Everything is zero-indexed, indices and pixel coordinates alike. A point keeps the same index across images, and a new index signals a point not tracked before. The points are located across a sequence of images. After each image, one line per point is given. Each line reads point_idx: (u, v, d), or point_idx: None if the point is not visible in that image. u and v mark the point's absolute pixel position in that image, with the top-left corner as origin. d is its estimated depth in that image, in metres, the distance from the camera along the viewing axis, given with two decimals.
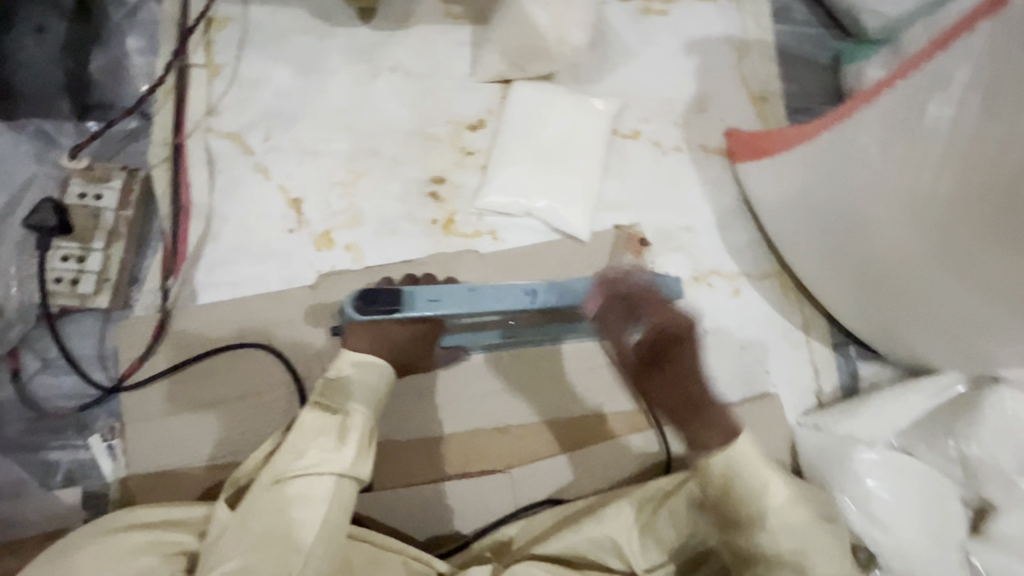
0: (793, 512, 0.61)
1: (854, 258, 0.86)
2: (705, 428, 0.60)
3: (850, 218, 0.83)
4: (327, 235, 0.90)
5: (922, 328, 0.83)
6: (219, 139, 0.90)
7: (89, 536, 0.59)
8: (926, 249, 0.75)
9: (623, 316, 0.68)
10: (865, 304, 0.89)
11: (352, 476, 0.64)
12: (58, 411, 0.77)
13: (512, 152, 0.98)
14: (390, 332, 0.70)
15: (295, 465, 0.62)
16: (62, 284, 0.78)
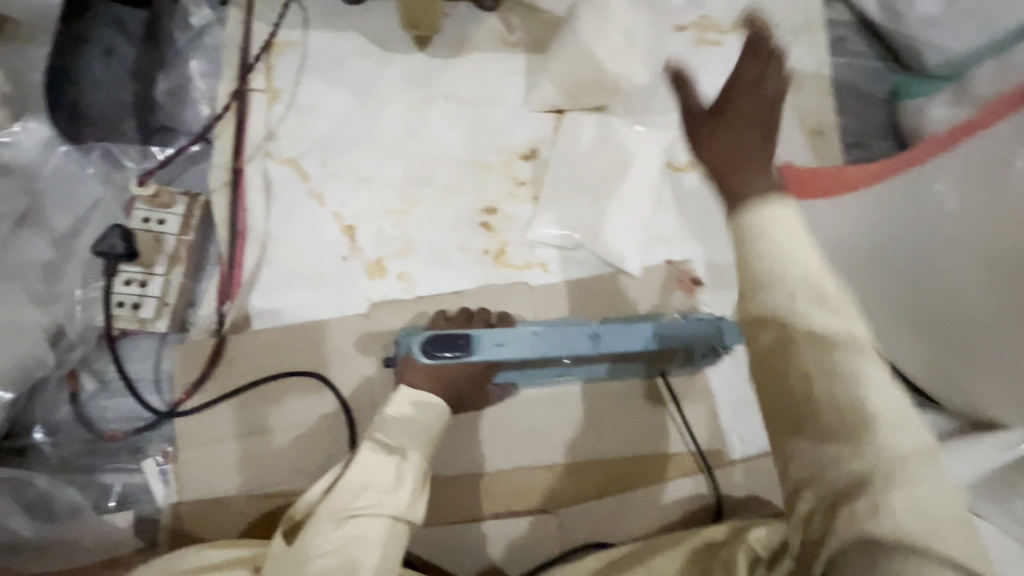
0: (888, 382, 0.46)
1: (923, 308, 0.82)
2: (741, 190, 0.54)
3: (921, 267, 0.80)
4: (379, 263, 0.90)
5: (984, 385, 0.79)
6: (277, 164, 0.90)
7: None
8: (1001, 306, 0.71)
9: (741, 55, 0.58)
10: (933, 357, 0.85)
11: (406, 517, 0.62)
12: (112, 433, 0.77)
13: (565, 184, 0.97)
14: (454, 374, 0.68)
15: (352, 504, 0.61)
16: (124, 309, 0.78)
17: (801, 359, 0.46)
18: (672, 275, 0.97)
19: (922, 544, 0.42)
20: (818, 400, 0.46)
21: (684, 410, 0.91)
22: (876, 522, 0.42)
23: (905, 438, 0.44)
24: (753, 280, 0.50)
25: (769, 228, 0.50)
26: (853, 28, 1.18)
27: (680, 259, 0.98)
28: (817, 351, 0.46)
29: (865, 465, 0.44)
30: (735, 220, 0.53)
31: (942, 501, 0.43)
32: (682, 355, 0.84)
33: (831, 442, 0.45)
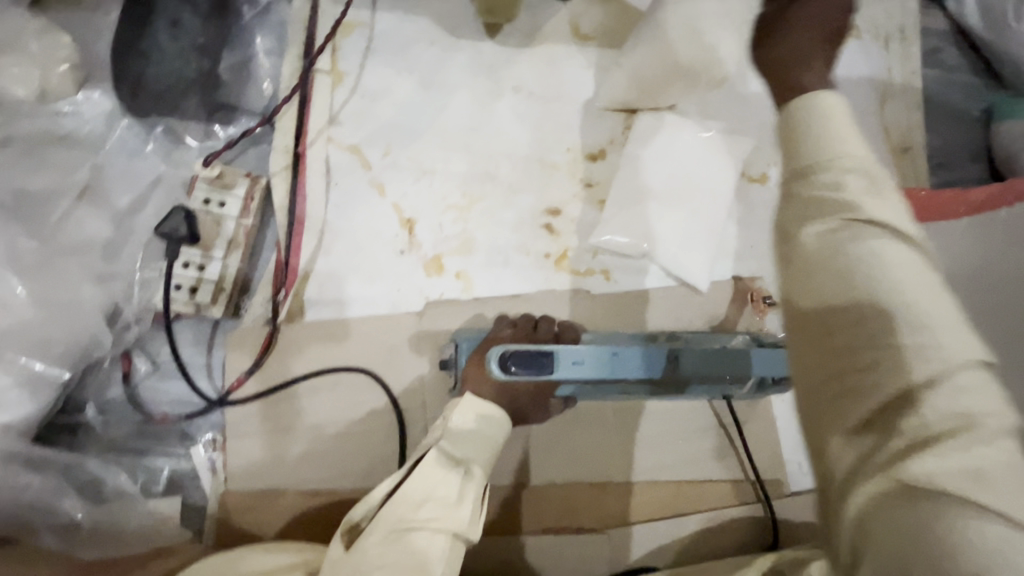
0: (921, 277, 0.41)
1: None
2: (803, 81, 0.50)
3: None
4: (437, 260, 0.86)
5: None
6: (338, 150, 0.87)
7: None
8: None
9: None
10: None
11: (465, 537, 0.59)
12: (163, 417, 0.76)
13: (633, 188, 0.92)
14: (519, 390, 0.66)
15: (414, 516, 0.57)
16: (181, 291, 0.76)
17: (842, 248, 0.42)
18: (740, 292, 0.92)
19: (963, 487, 0.37)
20: (853, 295, 0.42)
21: (745, 436, 0.87)
22: (908, 466, 0.38)
23: (957, 343, 0.39)
24: (796, 149, 0.47)
25: (823, 105, 0.47)
26: (950, 37, 1.09)
27: (749, 276, 0.93)
28: (860, 230, 0.43)
29: (899, 380, 0.40)
30: (786, 107, 0.49)
31: (995, 449, 0.37)
32: (754, 382, 0.78)
33: (865, 345, 0.41)
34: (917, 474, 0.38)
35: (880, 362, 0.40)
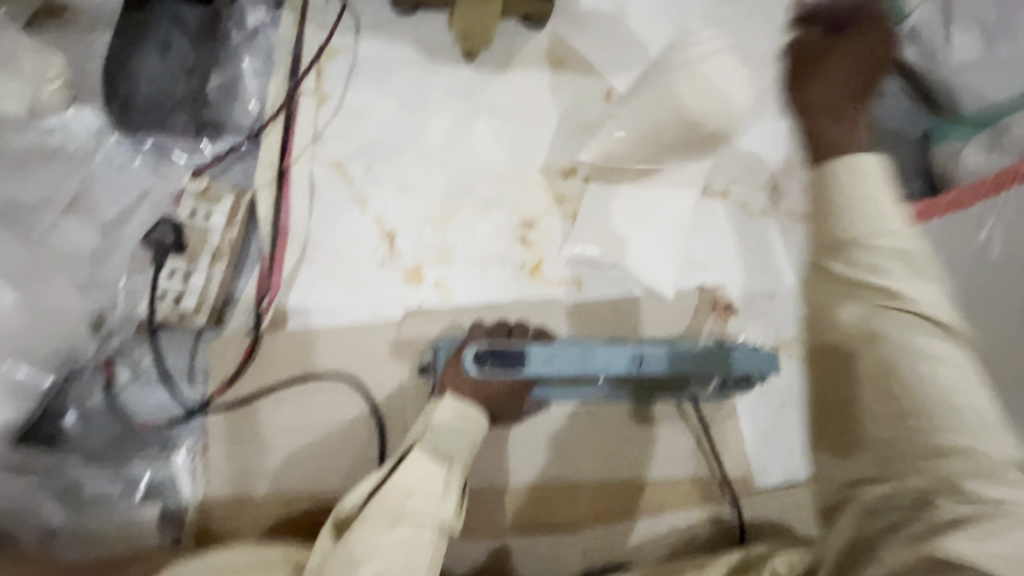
0: (958, 379, 0.47)
1: None
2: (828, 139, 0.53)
3: None
4: (417, 271, 0.90)
5: None
6: (322, 166, 0.91)
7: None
8: None
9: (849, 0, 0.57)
10: None
11: (448, 526, 0.62)
12: (144, 424, 0.77)
13: (603, 203, 0.98)
14: (490, 385, 0.69)
15: (403, 506, 0.61)
16: (165, 300, 0.79)
17: (884, 335, 0.49)
18: (704, 300, 0.97)
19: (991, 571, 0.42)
20: (896, 381, 0.48)
21: (712, 436, 0.91)
22: (942, 544, 0.44)
23: (992, 445, 0.45)
24: (838, 226, 0.52)
25: (872, 183, 0.51)
26: None
27: (712, 285, 0.99)
28: (908, 325, 0.49)
29: (930, 466, 0.46)
30: (821, 168, 0.53)
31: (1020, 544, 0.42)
32: (715, 385, 0.84)
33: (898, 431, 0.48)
34: (951, 549, 0.43)
35: (934, 456, 0.46)
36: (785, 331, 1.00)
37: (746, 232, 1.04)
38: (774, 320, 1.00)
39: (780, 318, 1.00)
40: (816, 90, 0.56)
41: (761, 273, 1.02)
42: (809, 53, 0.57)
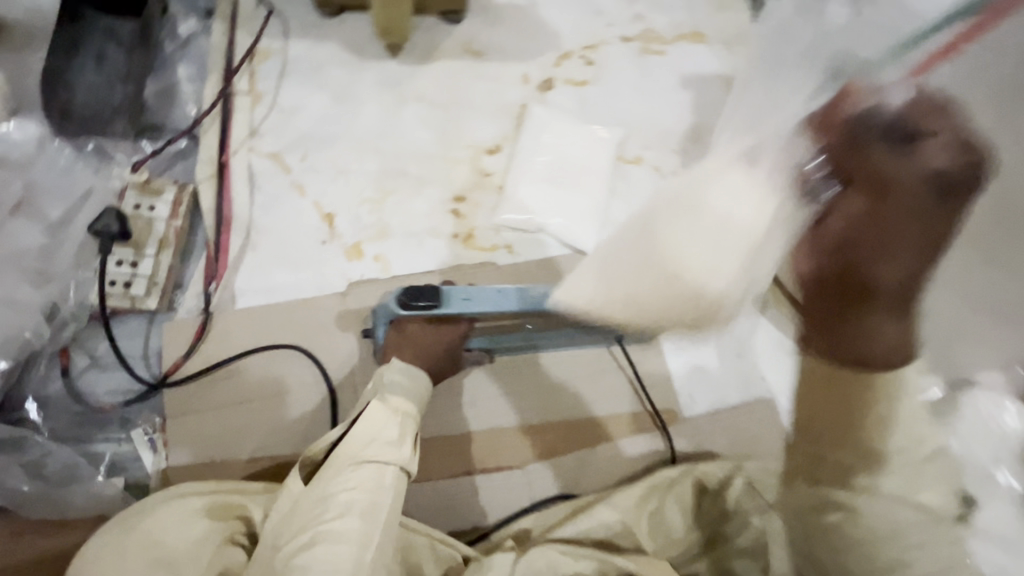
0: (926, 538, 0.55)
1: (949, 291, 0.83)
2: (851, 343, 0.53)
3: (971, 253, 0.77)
4: (357, 247, 0.97)
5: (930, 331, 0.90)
6: (260, 158, 0.98)
7: (163, 498, 0.65)
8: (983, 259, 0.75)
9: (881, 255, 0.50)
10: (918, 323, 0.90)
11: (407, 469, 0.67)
12: (102, 405, 0.82)
13: (527, 174, 1.07)
14: (430, 347, 0.80)
15: (364, 451, 0.66)
16: (117, 286, 0.84)
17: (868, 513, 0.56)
18: None
19: None
20: (882, 557, 0.55)
21: (641, 373, 1.01)
22: None
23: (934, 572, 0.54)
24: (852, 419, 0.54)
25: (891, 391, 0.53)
26: None
27: None
28: (907, 474, 0.56)
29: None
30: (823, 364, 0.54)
31: None
32: None
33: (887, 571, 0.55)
34: None
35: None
36: None
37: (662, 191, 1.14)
38: None
39: None
40: (890, 268, 0.50)
41: None
42: (867, 234, 0.51)
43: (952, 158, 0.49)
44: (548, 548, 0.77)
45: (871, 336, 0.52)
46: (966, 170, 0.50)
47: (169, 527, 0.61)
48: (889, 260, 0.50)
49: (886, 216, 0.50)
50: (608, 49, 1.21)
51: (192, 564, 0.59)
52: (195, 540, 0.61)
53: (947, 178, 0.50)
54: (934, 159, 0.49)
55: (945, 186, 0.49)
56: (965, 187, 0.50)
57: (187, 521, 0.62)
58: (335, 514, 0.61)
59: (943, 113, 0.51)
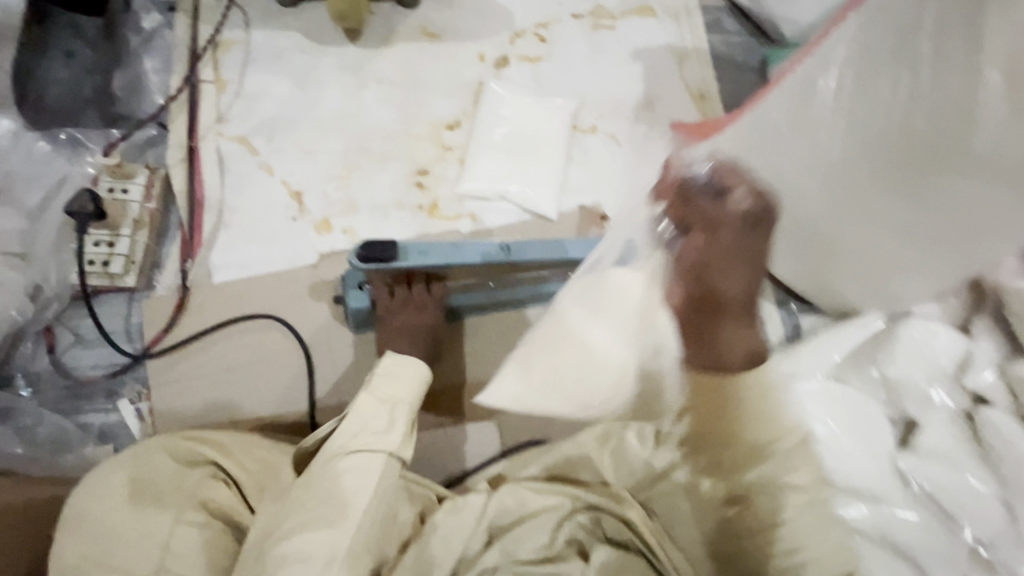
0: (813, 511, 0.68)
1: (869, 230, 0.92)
2: (722, 349, 0.65)
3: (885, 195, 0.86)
4: (325, 221, 1.02)
5: (850, 272, 1.00)
6: (228, 142, 1.02)
7: (160, 445, 0.70)
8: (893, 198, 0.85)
9: (722, 273, 0.66)
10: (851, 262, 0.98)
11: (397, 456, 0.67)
12: (88, 379, 0.86)
13: (486, 145, 1.12)
14: (412, 323, 0.88)
15: (352, 442, 0.66)
16: (95, 265, 0.88)
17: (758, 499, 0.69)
18: (585, 217, 1.13)
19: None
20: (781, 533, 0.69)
21: None
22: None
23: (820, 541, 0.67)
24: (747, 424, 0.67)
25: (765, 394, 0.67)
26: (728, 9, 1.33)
27: (591, 204, 1.14)
28: (779, 460, 0.68)
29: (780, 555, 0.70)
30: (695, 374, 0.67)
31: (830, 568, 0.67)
32: None
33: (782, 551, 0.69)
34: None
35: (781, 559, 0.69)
36: None
37: (618, 158, 1.20)
38: None
39: None
40: (728, 274, 0.66)
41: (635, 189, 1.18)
42: (705, 262, 0.67)
43: (747, 202, 0.69)
44: (517, 487, 0.82)
45: (721, 335, 0.66)
46: (758, 212, 0.69)
47: (163, 470, 0.68)
48: (726, 274, 0.66)
49: (714, 251, 0.67)
50: (560, 26, 1.26)
51: (179, 502, 0.66)
52: (181, 484, 0.68)
53: (751, 212, 0.69)
54: (740, 205, 0.70)
55: (748, 218, 0.68)
56: (765, 220, 0.69)
57: (179, 468, 0.69)
58: (317, 498, 0.63)
59: (746, 179, 0.73)
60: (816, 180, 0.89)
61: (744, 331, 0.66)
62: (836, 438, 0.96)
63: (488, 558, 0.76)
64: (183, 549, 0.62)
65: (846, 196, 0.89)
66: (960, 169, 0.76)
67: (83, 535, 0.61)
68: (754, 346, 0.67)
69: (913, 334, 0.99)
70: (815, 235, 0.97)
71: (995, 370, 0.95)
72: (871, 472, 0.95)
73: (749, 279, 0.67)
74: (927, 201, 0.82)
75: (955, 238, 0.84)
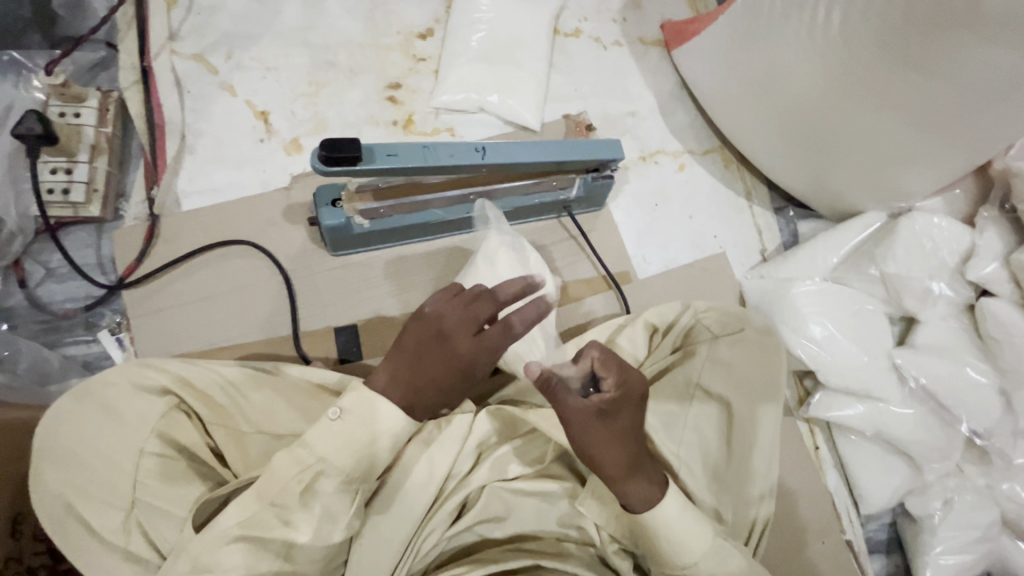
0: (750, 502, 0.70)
1: (875, 122, 0.85)
2: (629, 494, 0.69)
3: (892, 75, 0.79)
4: (296, 141, 0.97)
5: (853, 171, 0.94)
6: (183, 60, 0.96)
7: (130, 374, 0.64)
8: (902, 78, 0.78)
9: (616, 440, 0.68)
10: (852, 159, 0.92)
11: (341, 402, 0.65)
12: (65, 311, 0.85)
13: (461, 53, 1.04)
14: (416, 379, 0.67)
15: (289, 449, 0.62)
16: (55, 194, 0.84)
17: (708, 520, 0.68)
18: (570, 126, 1.06)
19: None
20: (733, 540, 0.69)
21: (593, 240, 1.03)
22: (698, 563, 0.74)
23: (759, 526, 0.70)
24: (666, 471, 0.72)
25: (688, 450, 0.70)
26: None
27: (576, 113, 1.08)
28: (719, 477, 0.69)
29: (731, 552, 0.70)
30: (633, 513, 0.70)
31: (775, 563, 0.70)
32: (579, 180, 0.93)
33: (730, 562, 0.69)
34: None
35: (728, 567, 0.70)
36: (650, 144, 1.11)
37: (603, 63, 1.13)
38: (639, 135, 1.11)
39: (644, 132, 1.11)
40: (610, 459, 0.67)
41: (623, 96, 1.12)
42: (595, 440, 0.67)
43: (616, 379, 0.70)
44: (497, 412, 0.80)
45: (623, 494, 0.69)
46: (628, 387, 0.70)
47: (129, 401, 0.63)
48: (613, 447, 0.67)
49: (598, 429, 0.67)
50: None
51: (142, 436, 0.62)
52: (143, 418, 0.63)
53: (616, 396, 0.69)
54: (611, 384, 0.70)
55: (603, 410, 0.67)
56: (624, 400, 0.69)
57: (138, 400, 0.64)
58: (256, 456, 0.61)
59: (616, 361, 0.71)
60: (815, 60, 0.86)
61: (639, 495, 0.69)
62: (832, 340, 0.95)
63: (478, 475, 0.78)
64: (156, 480, 0.62)
65: (850, 75, 0.83)
66: (970, 30, 0.69)
67: (51, 466, 0.59)
68: (651, 496, 0.69)
69: (916, 227, 0.94)
70: (823, 123, 0.91)
71: (999, 261, 0.92)
72: (867, 371, 0.94)
73: (631, 453, 0.69)
74: (932, 71, 0.75)
75: (967, 110, 0.77)
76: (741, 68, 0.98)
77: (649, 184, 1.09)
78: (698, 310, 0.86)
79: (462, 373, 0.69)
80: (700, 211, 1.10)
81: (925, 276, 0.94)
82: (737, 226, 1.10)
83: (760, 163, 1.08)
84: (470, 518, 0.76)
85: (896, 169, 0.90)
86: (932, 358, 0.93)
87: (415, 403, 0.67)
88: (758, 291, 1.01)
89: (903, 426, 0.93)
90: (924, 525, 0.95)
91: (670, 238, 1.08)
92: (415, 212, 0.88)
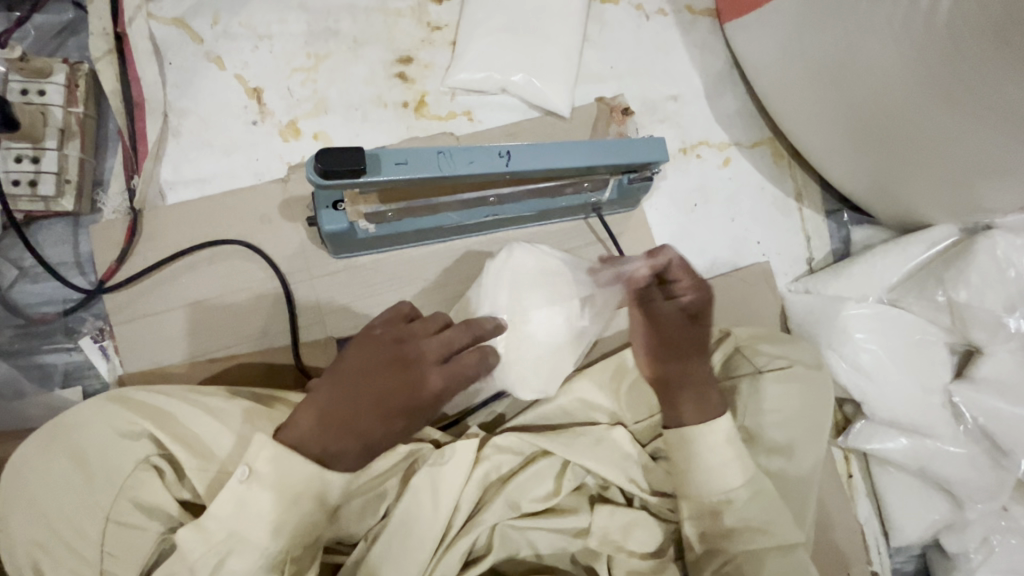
0: (772, 546, 0.68)
1: (964, 125, 0.71)
2: (708, 399, 0.72)
3: (996, 73, 0.64)
4: (293, 125, 0.85)
5: (925, 178, 0.81)
6: (162, 26, 0.83)
7: (103, 411, 0.60)
8: (1008, 78, 0.63)
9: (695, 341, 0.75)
10: (927, 164, 0.79)
11: (356, 450, 0.59)
12: (43, 317, 0.78)
13: (480, 21, 0.89)
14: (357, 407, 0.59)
15: (282, 502, 0.56)
16: (21, 186, 0.75)
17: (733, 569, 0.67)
18: (603, 112, 0.93)
19: None
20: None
21: (622, 245, 0.92)
22: None
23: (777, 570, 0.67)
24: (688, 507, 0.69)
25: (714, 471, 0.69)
26: None
27: (611, 96, 0.95)
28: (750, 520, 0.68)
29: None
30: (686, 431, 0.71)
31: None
32: (612, 183, 0.82)
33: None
34: None
35: None
36: (692, 133, 0.98)
37: (644, 35, 0.98)
38: (680, 122, 0.98)
39: (685, 120, 0.98)
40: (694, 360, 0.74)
41: (665, 76, 0.98)
42: (685, 342, 0.74)
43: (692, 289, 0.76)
44: (511, 438, 0.75)
45: (700, 399, 0.72)
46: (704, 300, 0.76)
47: (100, 446, 0.59)
48: (693, 354, 0.74)
49: (682, 330, 0.75)
50: None
51: (107, 501, 0.57)
52: (111, 474, 0.58)
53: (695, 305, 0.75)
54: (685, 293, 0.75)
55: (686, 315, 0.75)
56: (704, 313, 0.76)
57: (118, 447, 0.59)
58: (235, 511, 0.56)
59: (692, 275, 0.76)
60: (905, 50, 0.71)
61: (702, 404, 0.72)
62: (881, 366, 0.86)
63: (489, 511, 0.71)
64: (126, 548, 0.57)
65: (950, 71, 0.68)
66: None
67: (18, 521, 0.56)
68: (709, 408, 0.72)
69: (996, 252, 0.84)
70: (898, 122, 0.77)
71: None
72: (919, 406, 0.86)
73: (705, 361, 0.75)
74: None
75: None
76: (809, 49, 0.83)
77: (689, 179, 0.97)
78: (738, 336, 0.83)
79: (409, 406, 0.62)
80: (743, 211, 0.98)
81: (1002, 308, 0.85)
82: (783, 231, 0.99)
83: (815, 158, 0.95)
84: (484, 563, 0.70)
85: (981, 183, 0.76)
86: (990, 395, 0.85)
87: (338, 450, 0.58)
88: (802, 308, 0.92)
89: (954, 464, 0.86)
90: (958, 564, 0.88)
91: (708, 242, 0.97)
92: (426, 215, 0.77)
